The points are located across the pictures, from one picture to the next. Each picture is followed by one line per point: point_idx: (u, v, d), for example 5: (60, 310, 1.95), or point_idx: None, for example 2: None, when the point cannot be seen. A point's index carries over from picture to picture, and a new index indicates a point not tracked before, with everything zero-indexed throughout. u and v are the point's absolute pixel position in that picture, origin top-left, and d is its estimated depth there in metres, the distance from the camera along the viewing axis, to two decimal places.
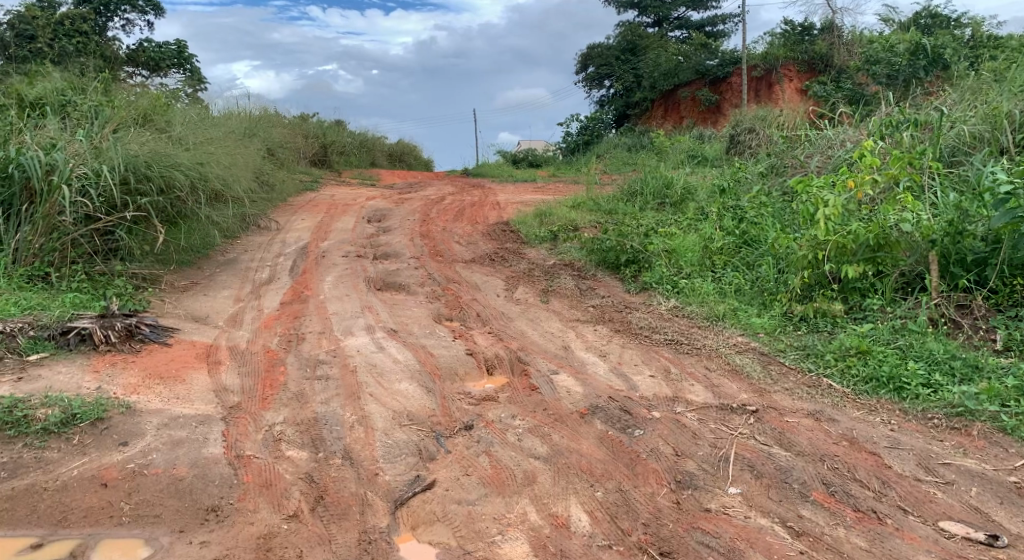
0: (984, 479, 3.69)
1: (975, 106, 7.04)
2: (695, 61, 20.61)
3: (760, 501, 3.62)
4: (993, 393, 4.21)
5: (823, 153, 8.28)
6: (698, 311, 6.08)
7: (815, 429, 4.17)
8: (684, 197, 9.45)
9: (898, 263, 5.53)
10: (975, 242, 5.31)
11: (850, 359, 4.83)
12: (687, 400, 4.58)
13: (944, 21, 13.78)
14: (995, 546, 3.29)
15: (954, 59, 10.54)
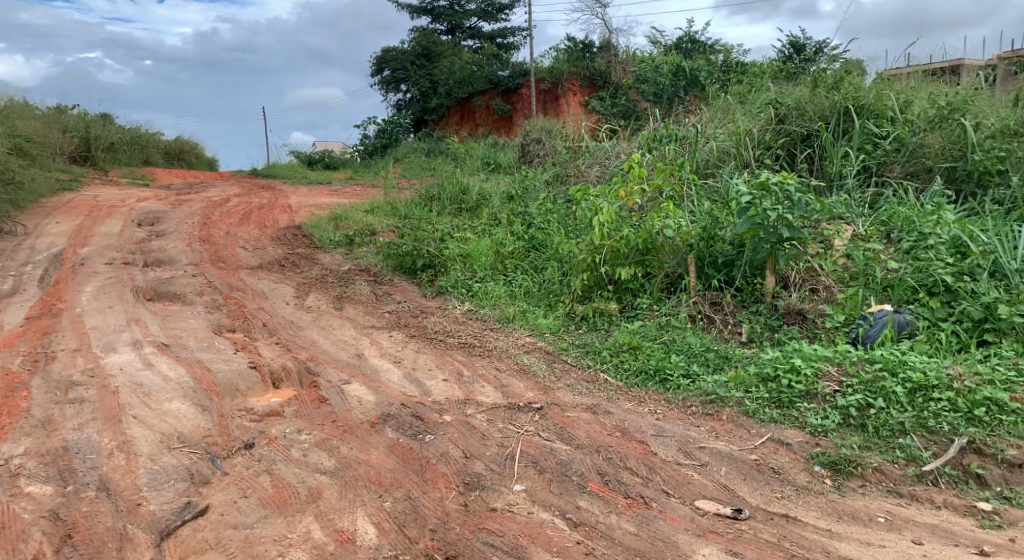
0: (731, 458, 4.11)
1: (725, 124, 7.92)
2: (488, 71, 21.40)
3: (542, 495, 3.76)
4: (738, 381, 4.72)
5: (602, 163, 8.85)
6: (490, 314, 6.23)
7: (593, 422, 4.42)
8: (479, 203, 9.66)
9: (663, 265, 6.07)
10: (724, 246, 5.93)
11: (623, 354, 5.21)
12: (478, 402, 4.66)
13: (702, 47, 15.30)
14: (739, 519, 3.64)
15: (710, 83, 11.74)
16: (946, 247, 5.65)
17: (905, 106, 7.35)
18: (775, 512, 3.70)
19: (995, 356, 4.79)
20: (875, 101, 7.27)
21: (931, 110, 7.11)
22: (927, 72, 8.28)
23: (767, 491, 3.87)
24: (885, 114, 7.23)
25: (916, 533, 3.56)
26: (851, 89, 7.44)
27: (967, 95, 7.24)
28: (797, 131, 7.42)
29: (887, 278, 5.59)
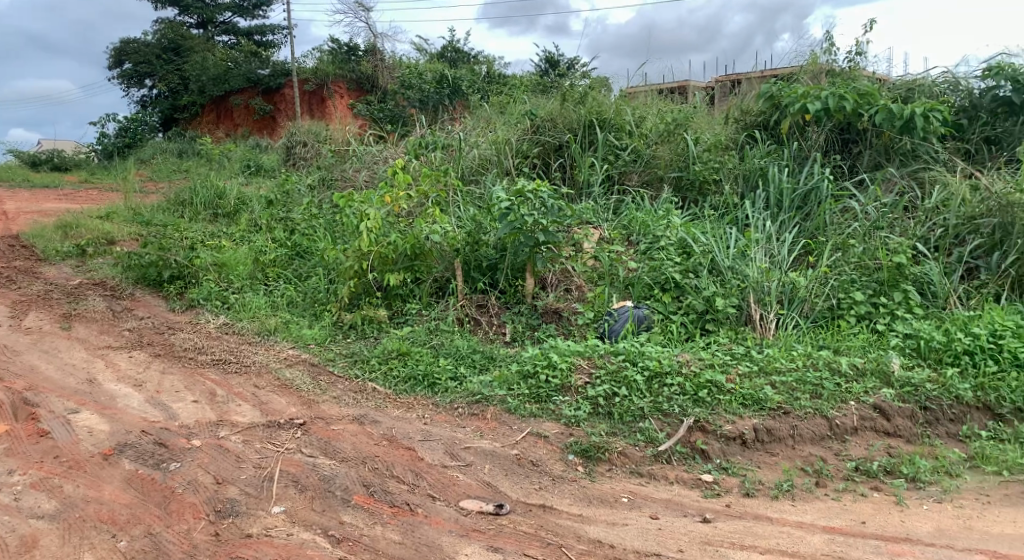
0: (494, 455, 4.23)
1: (485, 133, 8.20)
2: (246, 69, 20.35)
3: (303, 514, 3.60)
4: (502, 380, 4.88)
5: (369, 168, 8.74)
6: (250, 326, 5.87)
7: (359, 433, 4.32)
8: (238, 208, 9.08)
9: (431, 270, 6.14)
10: (488, 250, 6.13)
11: (391, 361, 5.17)
12: (233, 422, 4.36)
13: (466, 56, 15.74)
14: (500, 514, 3.75)
15: (471, 92, 12.09)
16: (675, 248, 6.32)
17: (640, 121, 8.12)
18: (533, 504, 3.86)
19: (714, 343, 5.43)
20: (615, 115, 7.96)
21: (661, 125, 7.92)
22: (659, 92, 9.22)
23: (526, 484, 4.03)
24: (624, 127, 7.95)
25: (653, 508, 3.90)
26: (595, 104, 8.05)
27: (688, 114, 8.20)
28: (550, 141, 7.89)
29: (627, 277, 6.11)
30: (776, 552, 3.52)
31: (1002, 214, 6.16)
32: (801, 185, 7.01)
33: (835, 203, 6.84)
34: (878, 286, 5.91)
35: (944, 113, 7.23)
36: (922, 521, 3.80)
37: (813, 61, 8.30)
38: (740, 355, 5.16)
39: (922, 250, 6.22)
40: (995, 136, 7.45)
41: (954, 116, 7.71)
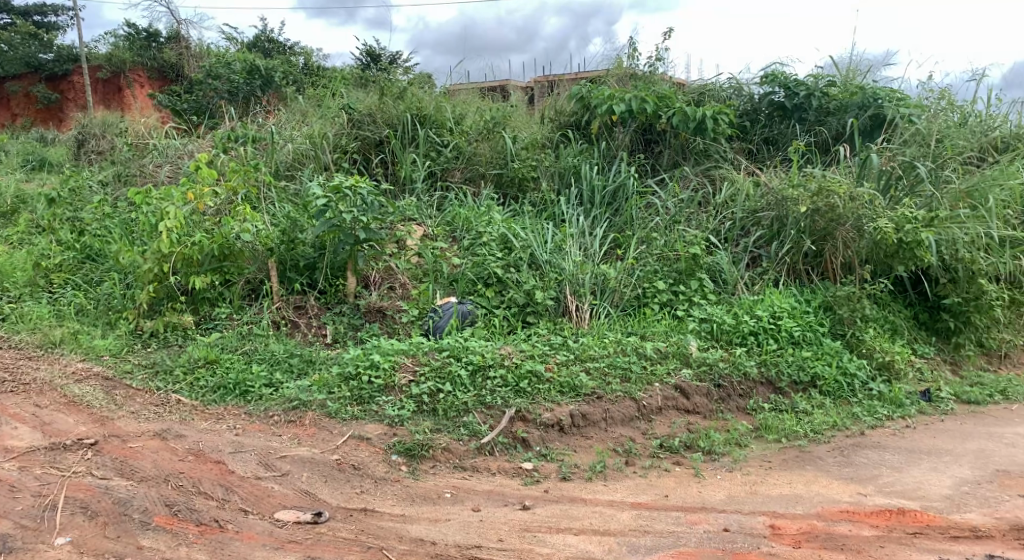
0: (312, 462, 4.07)
1: (299, 128, 7.92)
2: (24, 51, 18.18)
3: (93, 544, 3.30)
4: (321, 384, 4.72)
5: (173, 163, 8.13)
6: (29, 339, 5.26)
7: (161, 450, 4.01)
8: (17, 207, 8.13)
9: (243, 271, 5.84)
10: (305, 249, 5.92)
11: (199, 370, 4.85)
12: (8, 448, 3.91)
13: (281, 47, 15.06)
14: (318, 523, 3.62)
15: (287, 84, 11.59)
16: (496, 244, 6.39)
17: (460, 118, 8.18)
18: (354, 508, 3.77)
19: (534, 334, 5.60)
20: (434, 112, 7.96)
21: (480, 123, 8.03)
22: (479, 90, 9.35)
23: (346, 489, 3.93)
24: (444, 124, 7.98)
25: (475, 501, 3.94)
26: (414, 100, 8.02)
27: (505, 112, 8.37)
28: (369, 136, 7.75)
29: (451, 274, 6.14)
30: (589, 532, 3.68)
31: (778, 208, 6.85)
32: (610, 182, 7.40)
33: (640, 200, 7.30)
34: (678, 275, 6.36)
35: (731, 115, 7.92)
36: (716, 490, 4.14)
37: (618, 65, 8.79)
38: (558, 345, 5.36)
39: (714, 241, 6.78)
40: (773, 137, 8.30)
41: (739, 118, 8.50)
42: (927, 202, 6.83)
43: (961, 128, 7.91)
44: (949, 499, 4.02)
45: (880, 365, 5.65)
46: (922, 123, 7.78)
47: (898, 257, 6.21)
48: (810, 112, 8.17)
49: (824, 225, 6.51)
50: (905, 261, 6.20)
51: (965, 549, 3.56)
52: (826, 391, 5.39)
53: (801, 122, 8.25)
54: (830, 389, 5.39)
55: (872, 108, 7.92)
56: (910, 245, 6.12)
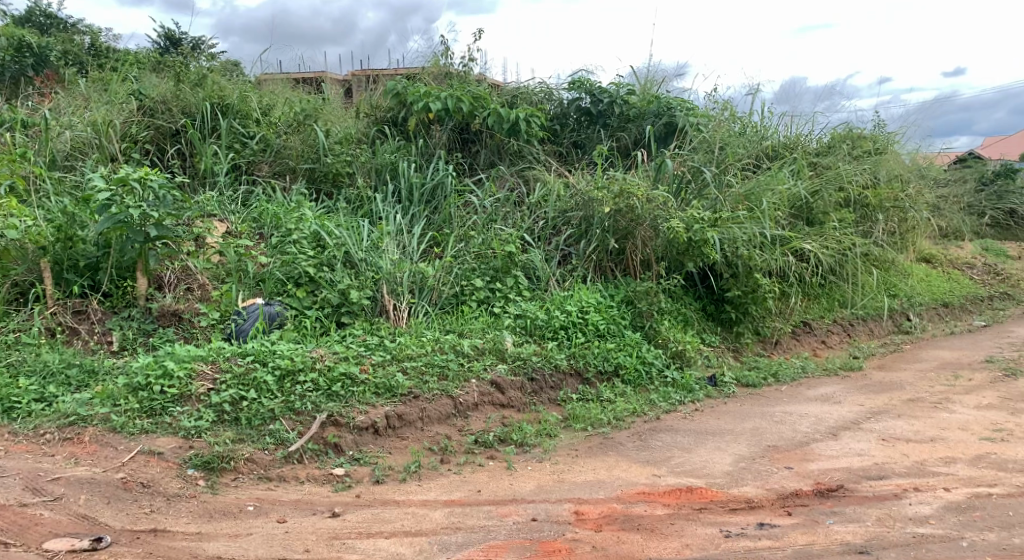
0: (92, 483, 3.69)
1: (80, 112, 7.18)
2: None
3: None
4: (105, 396, 4.30)
5: None
6: None
7: None
8: None
9: (9, 272, 5.23)
10: (86, 248, 5.37)
11: None
12: None
13: (62, 23, 13.57)
14: (98, 549, 3.29)
15: (68, 65, 10.47)
16: (308, 242, 6.12)
17: (267, 110, 7.80)
18: (141, 530, 3.47)
19: (349, 335, 5.45)
20: (239, 101, 7.53)
21: (290, 115, 7.70)
22: (289, 81, 8.99)
23: (133, 510, 3.60)
24: (249, 115, 7.57)
25: (281, 512, 3.76)
26: (215, 88, 7.55)
27: (317, 105, 8.08)
28: (163, 125, 7.20)
29: (258, 273, 5.82)
30: (400, 534, 3.64)
31: (586, 208, 7.19)
32: (426, 180, 7.38)
33: (457, 198, 7.33)
34: (494, 273, 6.47)
35: (541, 118, 8.19)
36: (526, 482, 4.26)
37: (434, 63, 8.81)
38: (373, 345, 5.26)
39: (528, 240, 6.97)
40: (581, 141, 8.73)
41: (550, 122, 8.85)
42: (712, 204, 7.49)
43: (741, 138, 8.77)
44: (730, 475, 4.42)
45: (674, 353, 6.13)
46: (708, 131, 8.52)
47: (688, 254, 6.76)
48: (613, 118, 8.67)
49: (625, 224, 6.92)
50: (694, 258, 6.75)
51: (741, 519, 3.91)
52: (627, 380, 5.75)
53: (605, 127, 8.73)
54: (631, 378, 5.77)
55: (666, 116, 8.54)
56: (698, 243, 6.66)
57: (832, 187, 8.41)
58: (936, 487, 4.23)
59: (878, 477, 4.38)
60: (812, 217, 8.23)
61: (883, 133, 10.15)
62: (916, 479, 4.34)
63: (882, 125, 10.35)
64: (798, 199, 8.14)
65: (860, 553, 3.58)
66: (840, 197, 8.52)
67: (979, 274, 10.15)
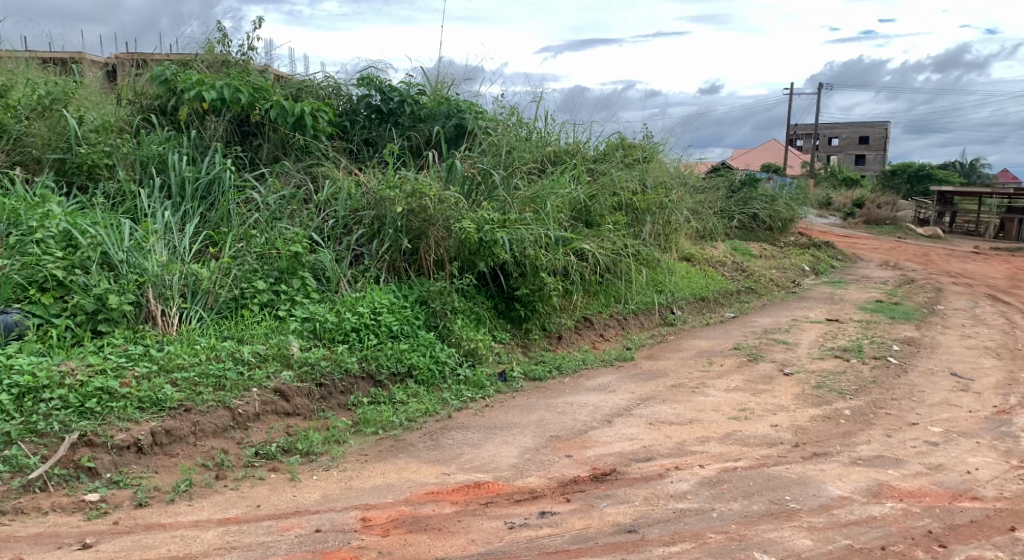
0: None
1: None
2: None
3: None
4: None
5: None
6: None
7: None
8: None
9: None
10: None
11: None
12: None
13: None
14: None
15: None
16: (56, 241, 5.44)
17: (5, 91, 6.87)
18: None
19: (107, 346, 4.92)
20: None
21: (32, 99, 6.82)
22: (34, 59, 7.96)
23: None
24: None
25: (17, 549, 3.34)
26: None
27: (70, 87, 7.18)
28: None
29: None
30: None
31: (377, 208, 7.08)
32: (202, 174, 6.85)
33: (237, 194, 6.87)
34: (279, 274, 6.16)
35: (329, 113, 7.94)
36: (311, 491, 4.10)
37: (209, 50, 8.23)
38: (137, 356, 4.79)
39: (316, 239, 6.71)
40: (371, 138, 8.55)
41: (338, 118, 8.59)
42: (501, 206, 7.65)
43: (526, 142, 9.13)
44: (515, 467, 4.56)
45: (467, 352, 6.24)
46: (495, 135, 8.79)
47: (479, 253, 6.88)
48: (403, 117, 8.63)
49: (417, 224, 6.90)
50: (485, 257, 6.90)
51: (524, 509, 4.05)
52: (419, 380, 5.75)
53: (395, 126, 8.67)
54: (424, 378, 5.77)
55: (455, 118, 8.66)
56: (489, 243, 6.82)
57: (607, 192, 9.05)
58: (693, 464, 4.67)
59: (646, 459, 4.74)
60: (590, 219, 8.78)
61: (651, 142, 11.07)
62: (677, 458, 4.77)
63: (650, 135, 11.30)
64: (578, 202, 8.63)
65: (629, 532, 3.85)
66: (614, 201, 9.17)
67: (729, 271, 11.43)
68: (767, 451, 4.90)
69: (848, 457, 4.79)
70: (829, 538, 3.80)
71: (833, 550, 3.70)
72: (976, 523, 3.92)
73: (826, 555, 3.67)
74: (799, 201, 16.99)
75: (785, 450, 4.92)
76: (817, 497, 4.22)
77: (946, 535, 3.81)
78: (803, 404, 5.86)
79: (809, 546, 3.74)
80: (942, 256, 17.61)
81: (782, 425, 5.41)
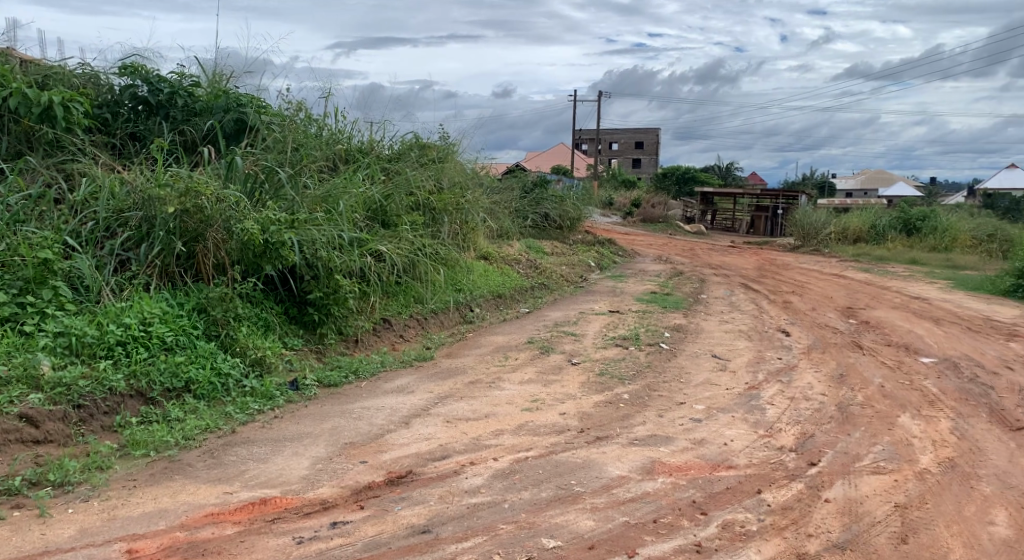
0: None
1: None
2: None
3: None
4: None
5: None
6: None
7: None
8: None
9: None
10: None
11: None
12: None
13: None
14: None
15: None
16: None
17: None
18: None
19: None
20: None
21: None
22: None
23: None
24: None
25: None
26: None
27: None
28: None
29: None
30: None
31: (145, 208, 6.46)
32: None
33: None
34: (24, 285, 5.42)
35: (85, 104, 7.12)
36: (64, 527, 3.68)
37: None
38: None
39: (71, 244, 6.01)
40: (138, 132, 7.79)
41: (97, 109, 7.75)
42: (289, 205, 7.33)
43: (315, 139, 8.80)
44: (305, 479, 4.38)
45: (253, 361, 5.92)
46: (281, 130, 8.35)
47: (265, 256, 6.49)
48: (175, 110, 7.99)
49: (194, 226, 6.38)
50: (272, 260, 6.52)
51: (314, 522, 3.91)
52: (199, 395, 5.35)
53: (166, 119, 8.00)
54: (204, 392, 5.37)
55: (235, 112, 8.08)
56: (275, 245, 6.48)
57: (401, 192, 9.00)
58: (487, 458, 4.77)
59: (441, 458, 4.77)
60: (385, 219, 8.69)
61: (444, 142, 11.16)
62: (471, 454, 4.85)
63: (444, 135, 11.40)
64: (373, 202, 8.50)
65: (422, 532, 3.85)
66: (409, 201, 9.14)
67: (523, 268, 11.85)
68: (555, 439, 5.13)
69: (627, 439, 5.15)
70: (609, 517, 4.06)
71: (612, 528, 3.95)
72: (731, 490, 4.38)
73: (606, 533, 3.91)
74: (585, 200, 18.02)
75: (572, 437, 5.18)
76: (599, 479, 4.49)
77: (707, 503, 4.22)
78: (588, 392, 6.22)
79: (591, 526, 3.96)
80: (706, 250, 19.55)
81: (570, 413, 5.69)
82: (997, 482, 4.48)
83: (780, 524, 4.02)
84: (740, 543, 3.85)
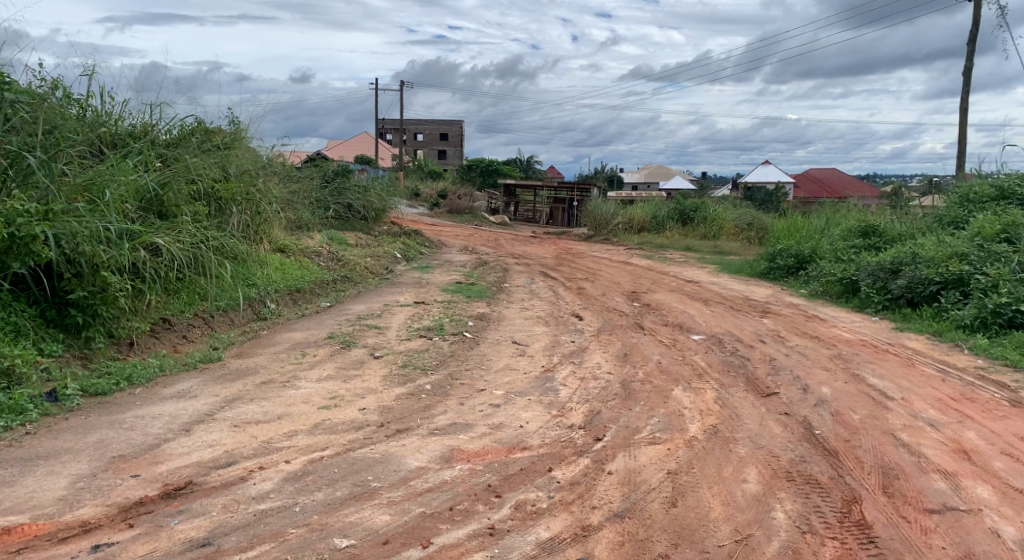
0: None
1: None
2: None
3: None
4: None
5: None
6: None
7: None
8: None
9: None
10: None
11: None
12: None
13: None
14: None
15: None
16: None
17: None
18: None
19: None
20: None
21: None
22: None
23: None
24: None
25: None
26: None
27: None
28: None
29: None
30: None
31: None
32: None
33: None
34: None
35: None
36: None
37: None
38: None
39: None
40: None
41: None
42: (42, 195, 6.51)
43: (76, 121, 7.88)
44: (62, 500, 3.91)
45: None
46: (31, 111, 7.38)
47: (11, 253, 5.72)
48: None
49: None
50: (20, 256, 5.74)
51: (71, 547, 3.53)
52: None
53: None
54: None
55: None
56: (24, 239, 5.73)
57: (181, 180, 8.33)
58: (278, 461, 4.54)
59: (226, 465, 4.47)
60: (163, 210, 8.01)
61: (233, 127, 10.45)
62: (260, 458, 4.59)
63: (232, 119, 10.67)
64: (147, 191, 7.78)
65: (202, 546, 3.59)
66: (190, 189, 8.46)
67: (324, 260, 11.45)
68: (353, 436, 5.00)
69: (426, 429, 5.14)
70: (405, 509, 4.03)
71: (408, 520, 3.92)
72: (524, 471, 4.52)
73: (401, 526, 3.87)
74: (389, 191, 17.80)
75: (370, 432, 5.08)
76: (396, 472, 4.44)
77: (501, 486, 4.32)
78: (390, 385, 6.14)
79: (385, 521, 3.91)
80: (509, 240, 20.13)
81: (369, 407, 5.58)
82: (751, 443, 5.02)
83: (568, 499, 4.21)
84: (531, 521, 3.98)
